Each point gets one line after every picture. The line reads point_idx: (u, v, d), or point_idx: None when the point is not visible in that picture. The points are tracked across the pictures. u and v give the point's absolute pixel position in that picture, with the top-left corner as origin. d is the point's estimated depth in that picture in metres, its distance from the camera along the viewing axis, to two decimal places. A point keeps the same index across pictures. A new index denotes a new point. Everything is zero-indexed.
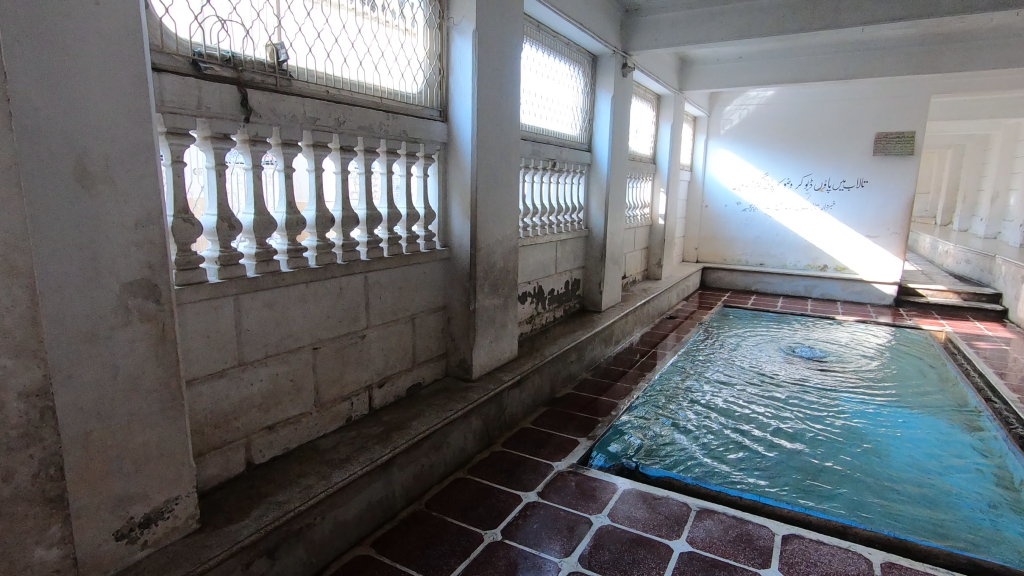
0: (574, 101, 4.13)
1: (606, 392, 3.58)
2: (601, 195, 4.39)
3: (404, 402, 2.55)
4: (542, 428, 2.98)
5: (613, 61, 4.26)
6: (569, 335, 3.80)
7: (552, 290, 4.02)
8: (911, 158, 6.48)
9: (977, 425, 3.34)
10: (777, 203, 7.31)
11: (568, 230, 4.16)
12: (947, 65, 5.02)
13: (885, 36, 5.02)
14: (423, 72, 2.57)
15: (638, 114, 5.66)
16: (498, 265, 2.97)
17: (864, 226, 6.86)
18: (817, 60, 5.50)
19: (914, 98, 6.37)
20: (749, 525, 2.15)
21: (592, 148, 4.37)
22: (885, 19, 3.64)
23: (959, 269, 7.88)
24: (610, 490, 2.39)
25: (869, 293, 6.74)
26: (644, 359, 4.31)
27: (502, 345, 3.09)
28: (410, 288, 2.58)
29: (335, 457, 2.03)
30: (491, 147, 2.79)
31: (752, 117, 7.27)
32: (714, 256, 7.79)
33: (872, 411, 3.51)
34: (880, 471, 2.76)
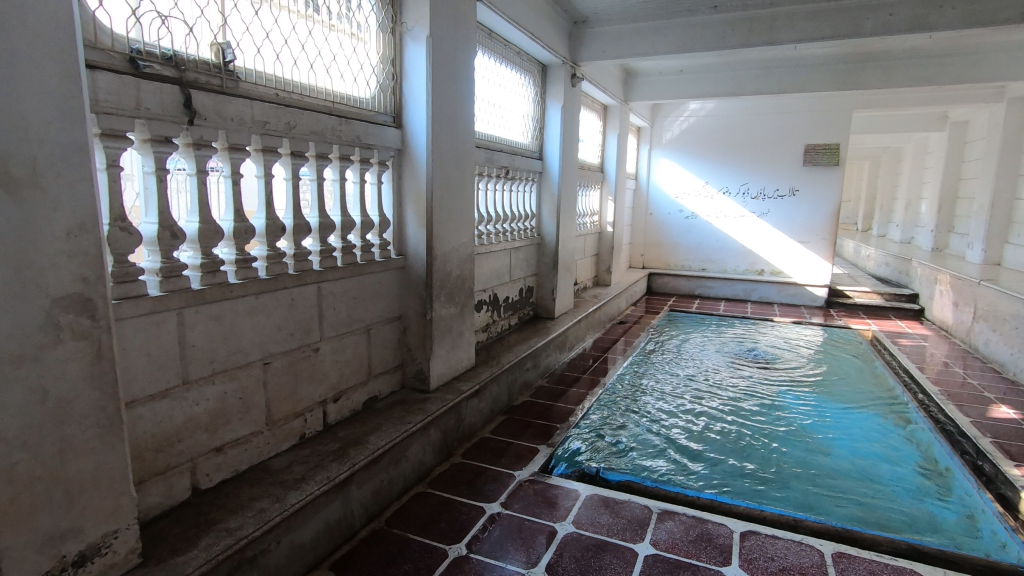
0: (525, 109, 4.15)
1: (561, 398, 3.59)
2: (552, 203, 4.43)
3: (360, 416, 2.46)
4: (500, 437, 2.96)
5: (561, 71, 4.33)
6: (525, 342, 3.80)
7: (506, 297, 4.01)
8: (837, 168, 6.94)
9: (905, 417, 3.57)
10: (717, 210, 7.63)
11: (521, 237, 4.17)
12: (868, 82, 5.40)
13: (811, 53, 5.35)
14: (376, 77, 2.51)
15: (585, 124, 5.76)
16: (454, 273, 2.93)
17: (797, 232, 7.26)
18: (752, 75, 5.79)
19: (839, 113, 6.82)
20: (709, 524, 2.20)
21: (543, 156, 4.41)
22: (815, 37, 3.88)
23: (881, 272, 8.45)
24: (572, 497, 2.39)
25: (801, 295, 7.15)
26: (596, 364, 4.37)
27: (459, 355, 3.05)
28: (365, 298, 2.50)
29: (289, 478, 1.93)
30: (446, 154, 2.75)
31: (692, 128, 7.55)
32: (659, 262, 8.02)
33: (812, 408, 3.69)
34: (824, 465, 2.89)
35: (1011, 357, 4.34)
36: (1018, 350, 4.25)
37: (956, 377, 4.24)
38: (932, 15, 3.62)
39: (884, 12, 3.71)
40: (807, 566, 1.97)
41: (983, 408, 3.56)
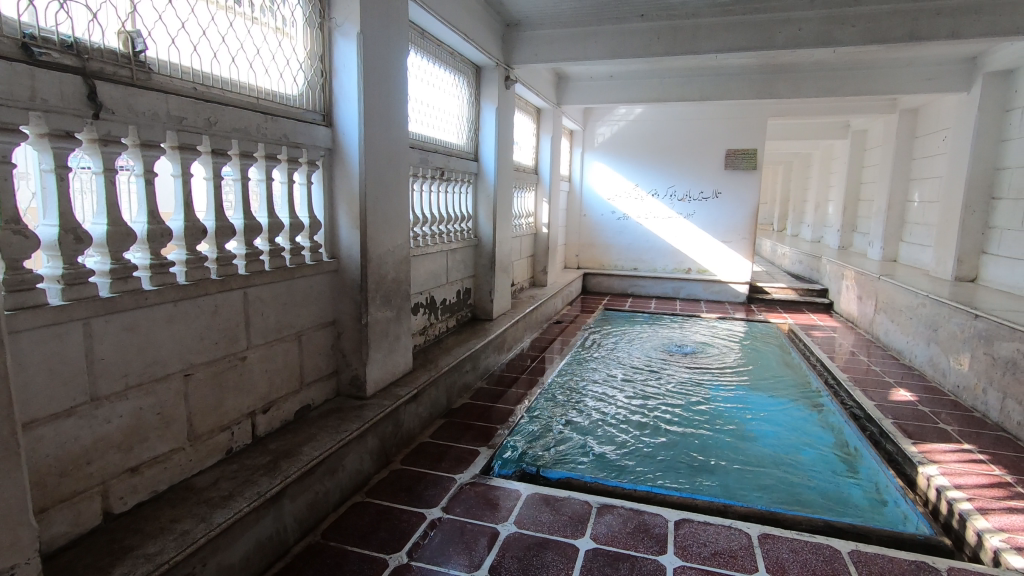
0: (460, 111, 4.13)
1: (501, 399, 3.60)
2: (488, 204, 4.43)
3: (293, 427, 2.36)
4: (440, 441, 2.92)
5: (495, 73, 4.34)
6: (463, 344, 3.78)
7: (443, 299, 3.97)
8: (754, 172, 7.38)
9: (819, 403, 3.85)
10: (647, 212, 7.91)
11: (457, 239, 4.14)
12: (781, 91, 5.78)
13: (730, 64, 5.66)
14: (304, 73, 2.42)
15: (520, 127, 5.81)
16: (390, 276, 2.87)
17: (720, 232, 7.64)
18: (677, 82, 6.04)
19: (756, 121, 7.25)
20: (645, 515, 2.28)
21: (478, 157, 4.40)
22: (734, 48, 4.11)
23: (795, 269, 9.07)
24: (514, 497, 2.40)
25: (725, 292, 7.54)
26: (535, 364, 4.41)
27: (397, 359, 2.99)
28: (295, 303, 2.40)
29: (216, 495, 1.82)
30: (379, 154, 2.69)
31: (623, 132, 7.79)
32: (594, 262, 8.22)
33: (737, 398, 3.91)
34: (749, 451, 3.07)
35: (907, 345, 4.78)
36: (913, 338, 4.69)
37: (862, 365, 4.62)
38: (835, 31, 3.91)
39: (794, 26, 3.97)
40: (736, 548, 2.08)
41: (884, 392, 3.90)
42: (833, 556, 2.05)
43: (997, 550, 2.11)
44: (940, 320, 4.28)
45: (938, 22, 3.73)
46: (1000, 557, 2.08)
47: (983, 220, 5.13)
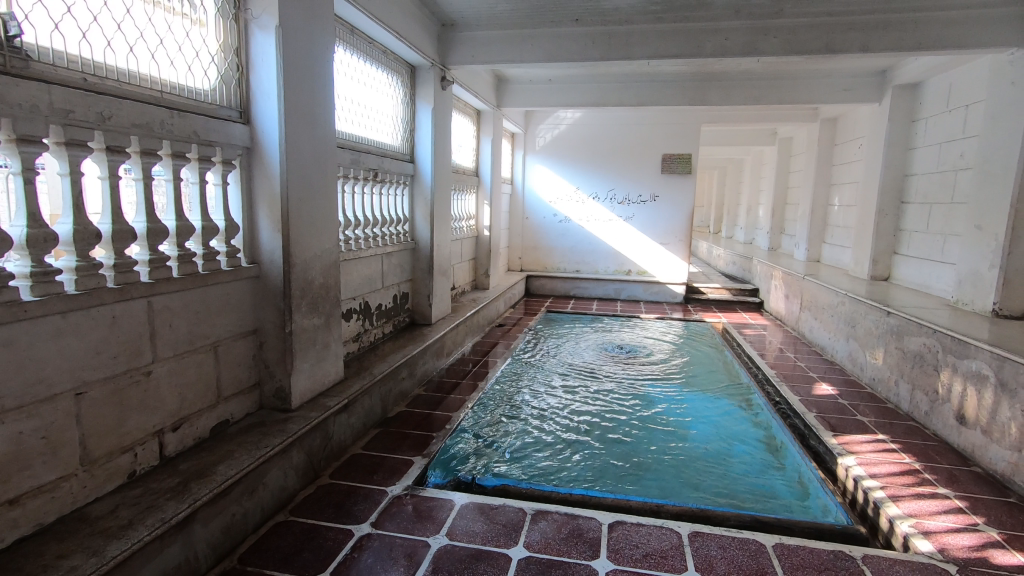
0: (394, 111, 4.02)
1: (439, 406, 3.52)
2: (425, 206, 4.34)
3: (208, 445, 2.20)
4: (374, 452, 2.81)
5: (431, 73, 4.26)
6: (400, 351, 3.67)
7: (378, 305, 3.84)
8: (689, 176, 7.62)
9: (750, 400, 4.01)
10: (588, 215, 8.01)
11: (393, 243, 4.03)
12: (712, 98, 5.98)
13: (663, 72, 5.82)
14: (216, 67, 2.27)
15: (459, 129, 5.75)
16: (317, 282, 2.74)
17: (658, 234, 7.85)
18: (614, 88, 6.15)
19: (690, 126, 7.50)
20: (579, 520, 2.26)
21: (414, 159, 4.30)
22: (665, 54, 4.21)
23: (729, 270, 9.44)
24: (448, 507, 2.33)
25: (664, 292, 7.73)
26: (475, 369, 4.35)
27: (326, 367, 2.85)
28: (210, 312, 2.24)
29: (113, 525, 1.66)
30: (303, 154, 2.57)
31: (563, 135, 7.86)
32: (537, 264, 8.26)
33: (673, 398, 4.01)
34: (684, 450, 3.15)
35: (829, 341, 5.04)
36: (834, 335, 4.95)
37: (789, 361, 4.84)
38: (758, 41, 4.07)
39: (721, 36, 4.11)
40: (667, 548, 2.09)
41: (809, 387, 4.09)
42: (758, 550, 2.10)
43: (906, 535, 2.23)
44: (857, 317, 4.53)
45: (851, 36, 3.94)
46: (909, 541, 2.20)
47: (894, 222, 5.48)
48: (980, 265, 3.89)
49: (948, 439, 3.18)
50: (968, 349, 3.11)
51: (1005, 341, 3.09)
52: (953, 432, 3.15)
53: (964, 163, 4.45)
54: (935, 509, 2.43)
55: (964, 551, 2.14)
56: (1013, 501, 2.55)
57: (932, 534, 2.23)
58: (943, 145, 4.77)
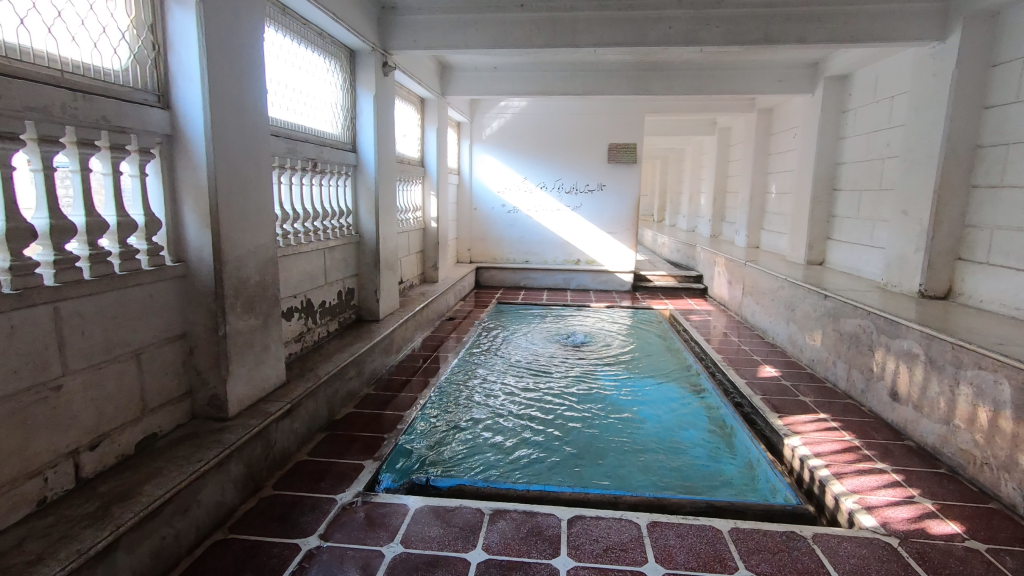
0: (333, 98, 3.81)
1: (389, 405, 3.39)
2: (369, 198, 4.16)
3: (132, 462, 2.01)
4: (320, 458, 2.67)
5: (371, 58, 4.07)
6: (346, 349, 3.51)
7: (322, 302, 3.66)
8: (634, 165, 7.70)
9: (698, 385, 4.11)
10: (536, 205, 7.98)
11: (336, 237, 3.84)
12: (655, 88, 6.05)
13: (607, 61, 5.83)
14: (127, 45, 2.04)
15: (403, 117, 5.55)
16: (253, 280, 2.55)
17: (606, 223, 7.92)
18: (560, 76, 6.12)
19: (634, 116, 7.57)
20: (538, 517, 2.22)
21: (356, 148, 4.11)
22: (611, 42, 4.20)
23: (674, 257, 9.67)
24: (401, 513, 2.23)
25: (612, 281, 7.83)
26: (426, 364, 4.24)
27: (266, 371, 2.67)
28: (130, 316, 2.04)
29: (19, 561, 1.48)
30: (232, 142, 2.37)
31: (509, 125, 7.77)
32: (486, 255, 8.18)
33: (624, 386, 4.06)
34: (636, 438, 3.18)
35: (770, 324, 5.23)
36: (774, 319, 5.13)
37: (733, 345, 4.99)
38: (700, 31, 4.12)
39: (665, 24, 4.14)
40: (627, 541, 2.08)
41: (753, 370, 4.22)
42: (715, 537, 2.12)
43: (851, 511, 2.31)
44: (796, 301, 4.71)
45: (787, 27, 4.04)
46: (854, 517, 2.28)
47: (827, 209, 5.73)
48: (906, 248, 4.10)
49: (882, 414, 3.35)
50: (899, 329, 3.27)
51: (932, 320, 3.26)
52: (886, 408, 3.31)
53: (890, 152, 4.67)
54: (876, 484, 2.53)
55: (904, 524, 2.23)
56: (943, 472, 2.70)
57: (875, 509, 2.32)
58: (871, 135, 5.02)
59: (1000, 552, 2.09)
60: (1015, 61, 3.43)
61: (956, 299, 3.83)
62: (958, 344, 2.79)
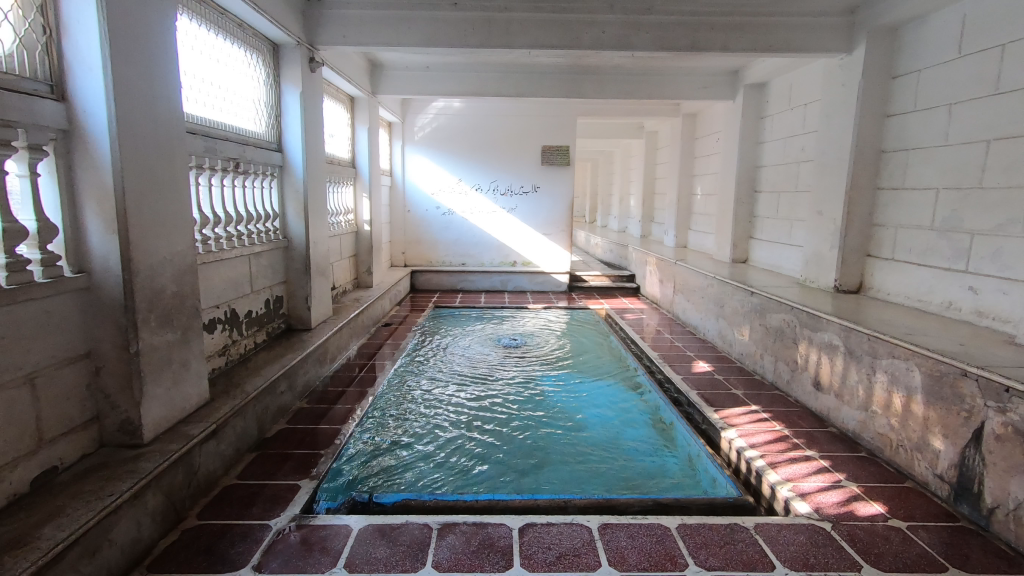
0: (255, 94, 3.57)
1: (324, 418, 3.22)
2: (298, 200, 3.94)
3: (28, 502, 1.76)
4: (250, 481, 2.47)
5: (296, 53, 3.86)
6: (276, 361, 3.29)
7: (248, 312, 3.42)
8: (567, 167, 7.80)
9: (637, 383, 4.20)
10: (471, 207, 7.91)
11: (262, 242, 3.60)
12: (588, 91, 6.15)
13: (540, 64, 5.86)
14: (13, 28, 1.80)
15: (332, 116, 5.32)
16: (169, 291, 2.33)
17: (541, 225, 7.97)
18: (494, 78, 6.09)
19: (566, 119, 7.68)
20: (488, 528, 2.16)
21: (282, 148, 3.87)
22: (545, 44, 4.22)
23: (607, 257, 9.89)
24: (343, 535, 2.10)
25: (548, 282, 7.90)
26: (363, 374, 4.07)
27: (187, 390, 2.44)
28: (22, 336, 1.79)
29: None
30: (141, 138, 2.15)
31: (442, 125, 7.66)
32: (421, 258, 8.02)
33: (565, 386, 4.09)
34: (580, 438, 3.20)
35: (700, 320, 5.45)
36: (704, 315, 5.35)
37: (667, 342, 5.14)
38: (632, 36, 4.21)
39: (598, 29, 4.20)
40: (579, 546, 2.06)
41: (688, 366, 4.36)
42: (664, 535, 2.14)
43: (787, 499, 2.42)
44: (724, 298, 4.93)
45: (712, 35, 4.21)
46: (790, 505, 2.39)
47: (749, 210, 6.04)
48: (822, 246, 4.38)
49: (806, 404, 3.55)
50: (820, 323, 3.47)
51: (848, 313, 3.49)
52: (810, 397, 3.51)
53: (805, 156, 4.99)
54: (807, 471, 2.66)
55: (834, 508, 2.36)
56: (863, 455, 2.89)
57: (808, 495, 2.44)
58: (787, 140, 5.34)
59: (918, 528, 2.25)
60: (911, 74, 3.74)
61: (866, 293, 4.13)
62: (873, 335, 2.99)
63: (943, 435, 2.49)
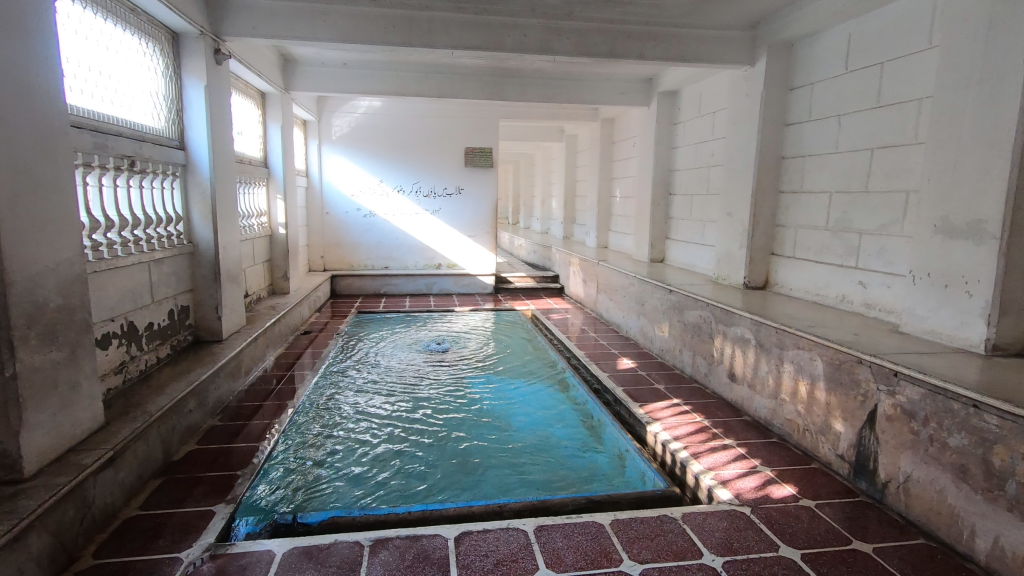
0: (153, 86, 3.27)
1: (240, 436, 3.00)
2: (204, 202, 3.64)
3: None
4: (156, 510, 2.25)
5: (200, 43, 3.57)
6: (183, 377, 3.03)
7: (149, 324, 3.12)
8: (491, 169, 7.80)
9: (565, 382, 4.27)
10: (393, 209, 7.72)
11: (163, 248, 3.30)
12: (510, 94, 6.18)
13: (462, 65, 5.82)
14: None
15: (241, 112, 4.99)
16: (53, 304, 2.07)
17: (465, 227, 7.92)
18: (415, 77, 5.98)
19: (488, 121, 7.68)
20: (423, 540, 2.09)
21: (185, 146, 3.57)
22: (467, 45, 4.19)
23: (531, 258, 10.01)
24: (266, 561, 1.96)
25: (474, 284, 7.87)
26: (281, 386, 3.84)
27: (76, 415, 2.18)
28: None
29: None
30: (15, 133, 1.90)
31: (361, 125, 7.42)
32: (341, 262, 7.72)
33: (494, 389, 4.08)
34: (511, 440, 3.21)
35: (622, 319, 5.63)
36: (627, 314, 5.54)
37: (591, 340, 5.27)
38: (553, 41, 4.28)
39: (519, 32, 4.23)
40: (516, 551, 2.04)
41: (613, 363, 4.49)
42: (598, 532, 2.18)
43: (710, 488, 2.54)
44: (644, 296, 5.12)
45: (629, 43, 4.36)
46: (713, 493, 2.50)
47: (664, 212, 6.32)
48: (732, 246, 4.66)
49: (722, 394, 3.75)
50: (733, 317, 3.69)
51: (756, 308, 3.73)
52: (726, 388, 3.72)
53: (715, 160, 5.29)
54: (726, 459, 2.81)
55: (752, 493, 2.50)
56: (774, 440, 3.09)
57: (728, 482, 2.57)
58: (698, 145, 5.64)
59: (825, 506, 2.43)
60: (806, 86, 4.07)
61: (771, 289, 4.44)
62: (780, 328, 3.21)
63: (843, 418, 2.71)
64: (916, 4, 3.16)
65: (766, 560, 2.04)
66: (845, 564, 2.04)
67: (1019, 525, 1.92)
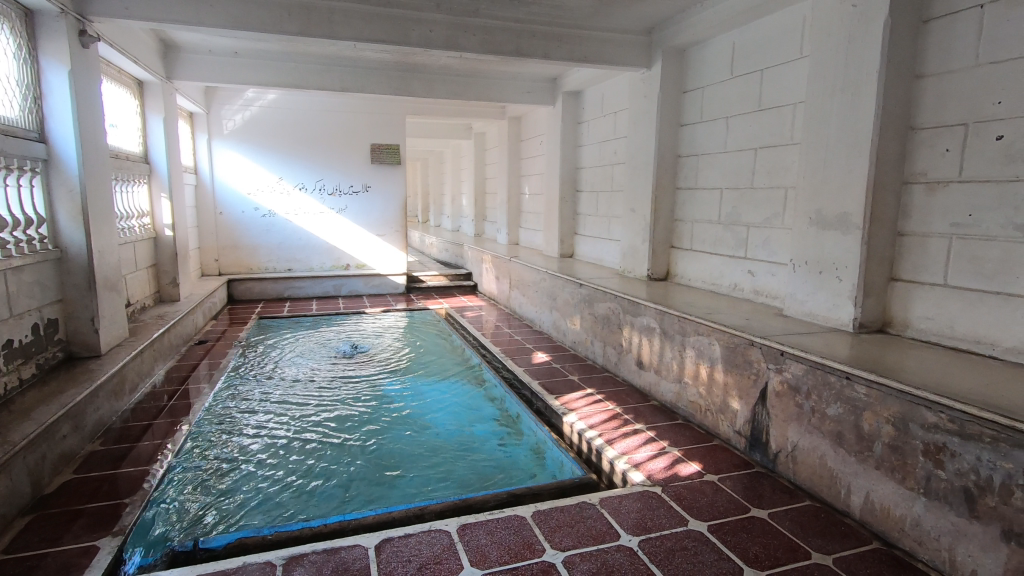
0: (3, 69, 2.86)
1: (126, 460, 2.72)
2: (73, 201, 3.25)
3: None
4: (25, 552, 1.98)
5: (60, 23, 3.17)
6: (55, 399, 2.69)
7: (8, 341, 2.74)
8: (399, 166, 7.61)
9: (481, 379, 4.28)
10: (295, 207, 7.32)
11: (23, 254, 2.90)
12: (417, 89, 6.08)
13: (365, 59, 5.63)
14: None
15: (115, 102, 4.50)
16: None
17: (374, 226, 7.68)
18: (314, 70, 5.70)
19: (394, 117, 7.49)
20: (342, 552, 2.01)
21: (46, 138, 3.16)
22: (371, 38, 4.05)
23: (443, 257, 9.91)
24: None
25: (384, 284, 7.66)
26: (174, 402, 3.52)
27: None
28: None
29: None
30: None
31: (256, 119, 6.96)
32: (238, 266, 7.22)
33: (410, 390, 4.01)
34: (430, 442, 3.17)
35: (536, 313, 5.73)
36: (539, 309, 5.64)
37: (506, 336, 5.32)
38: (459, 37, 4.25)
39: (425, 27, 4.15)
40: (440, 553, 2.01)
41: (527, 357, 4.56)
42: (520, 525, 2.20)
43: (624, 471, 2.65)
44: (556, 291, 5.24)
45: (534, 42, 4.44)
46: (627, 476, 2.62)
47: (572, 208, 6.51)
48: (635, 240, 4.89)
49: (631, 381, 3.93)
50: (639, 308, 3.88)
51: (660, 298, 3.95)
52: (635, 375, 3.90)
53: (617, 159, 5.53)
54: (638, 443, 2.95)
55: (662, 473, 2.65)
56: (680, 422, 3.29)
57: (641, 465, 2.70)
58: (601, 144, 5.86)
59: (725, 479, 2.63)
60: (698, 90, 4.35)
61: (672, 280, 4.72)
62: (682, 317, 3.41)
63: (739, 397, 2.93)
64: (788, 17, 3.48)
65: (676, 535, 2.17)
66: (745, 531, 2.21)
67: (885, 480, 2.18)
